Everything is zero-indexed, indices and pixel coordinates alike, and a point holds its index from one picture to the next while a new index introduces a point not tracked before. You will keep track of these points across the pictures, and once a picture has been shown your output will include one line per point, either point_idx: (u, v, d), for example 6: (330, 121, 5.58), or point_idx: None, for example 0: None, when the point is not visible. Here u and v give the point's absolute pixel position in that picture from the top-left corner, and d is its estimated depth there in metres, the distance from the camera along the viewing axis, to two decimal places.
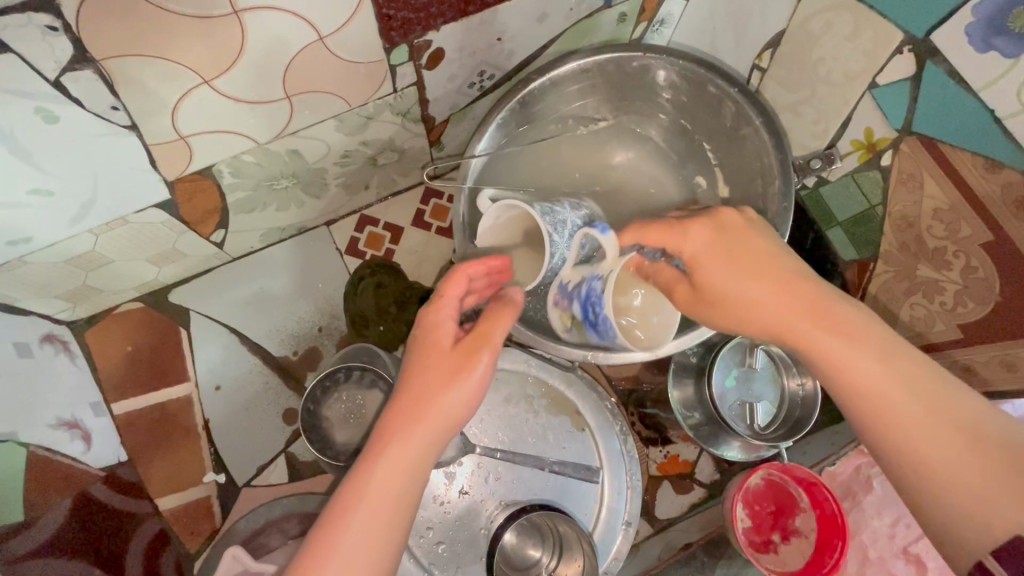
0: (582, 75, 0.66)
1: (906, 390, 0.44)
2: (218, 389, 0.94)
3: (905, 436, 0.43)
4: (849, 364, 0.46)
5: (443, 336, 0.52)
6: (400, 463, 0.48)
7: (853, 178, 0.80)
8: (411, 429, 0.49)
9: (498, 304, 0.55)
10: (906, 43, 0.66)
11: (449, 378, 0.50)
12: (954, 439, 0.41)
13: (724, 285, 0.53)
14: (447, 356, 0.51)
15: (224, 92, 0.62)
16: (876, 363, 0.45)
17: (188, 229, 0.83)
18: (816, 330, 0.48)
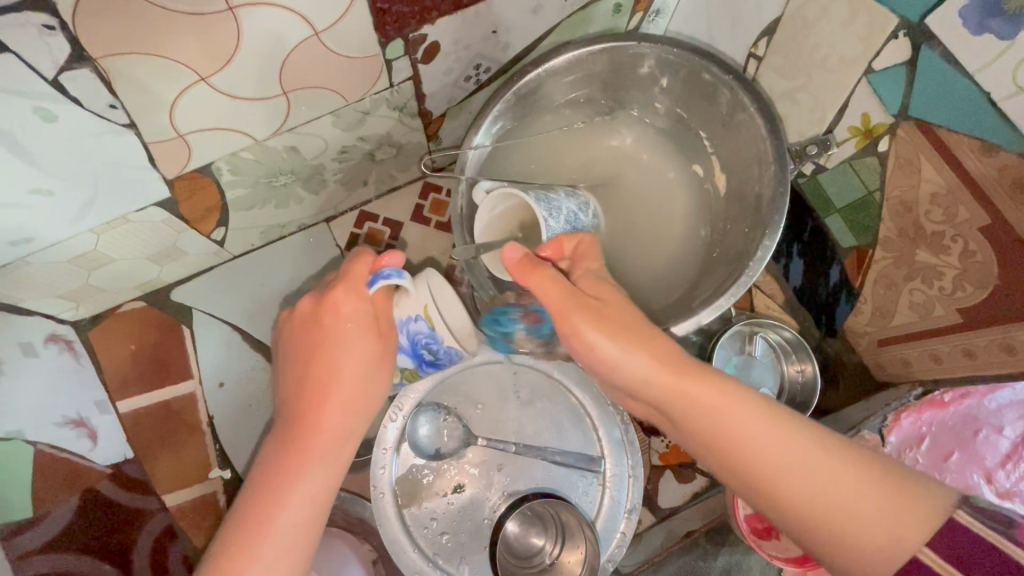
0: (577, 66, 0.66)
1: (784, 441, 0.52)
2: (221, 385, 0.95)
3: (790, 479, 0.51)
4: (738, 430, 0.52)
5: (347, 323, 0.61)
6: (333, 431, 0.59)
7: (850, 164, 0.80)
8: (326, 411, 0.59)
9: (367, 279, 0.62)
10: (902, 27, 0.65)
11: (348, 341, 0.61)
12: (834, 472, 0.50)
13: (611, 352, 0.55)
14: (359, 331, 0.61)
15: (221, 89, 0.62)
16: (768, 423, 0.52)
17: (188, 227, 0.83)
18: (712, 405, 0.53)
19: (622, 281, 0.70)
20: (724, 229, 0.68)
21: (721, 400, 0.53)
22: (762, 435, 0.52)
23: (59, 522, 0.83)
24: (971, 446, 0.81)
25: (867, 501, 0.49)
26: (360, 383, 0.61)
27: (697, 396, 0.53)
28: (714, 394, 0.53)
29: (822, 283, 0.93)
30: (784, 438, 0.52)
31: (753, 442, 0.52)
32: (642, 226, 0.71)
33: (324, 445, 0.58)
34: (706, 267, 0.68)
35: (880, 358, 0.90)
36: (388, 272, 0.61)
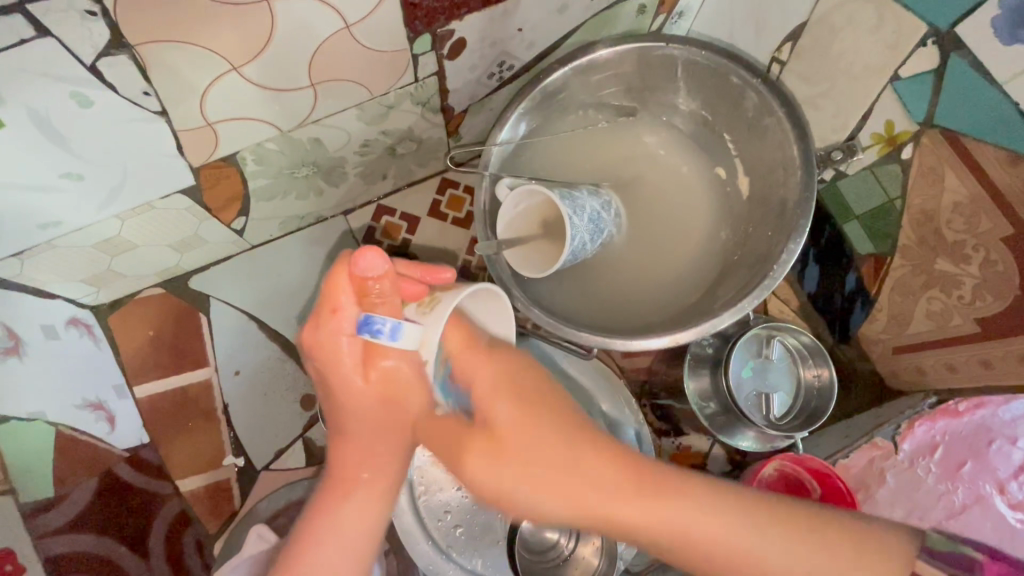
0: (604, 66, 0.66)
1: (715, 512, 0.46)
2: (237, 374, 0.96)
3: (730, 553, 0.46)
4: (545, 479, 0.50)
5: (348, 369, 0.51)
6: (367, 460, 0.55)
7: (872, 171, 0.80)
8: (356, 439, 0.55)
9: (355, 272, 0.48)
10: (930, 36, 0.66)
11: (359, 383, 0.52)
12: (697, 503, 0.47)
13: (503, 464, 0.51)
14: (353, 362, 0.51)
15: (252, 79, 0.63)
16: (597, 460, 0.50)
17: (210, 215, 0.84)
18: (557, 454, 0.51)
19: (641, 282, 0.70)
20: (749, 232, 0.67)
21: (539, 446, 0.51)
22: (570, 473, 0.49)
23: (77, 504, 0.83)
24: (985, 456, 0.80)
25: (729, 531, 0.46)
26: (384, 415, 0.53)
27: (529, 448, 0.51)
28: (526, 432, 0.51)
29: (837, 290, 0.92)
30: (623, 486, 0.48)
31: (595, 497, 0.48)
32: (663, 227, 0.71)
33: (369, 477, 0.56)
34: (726, 270, 0.68)
35: (894, 366, 0.91)
36: (377, 323, 0.48)
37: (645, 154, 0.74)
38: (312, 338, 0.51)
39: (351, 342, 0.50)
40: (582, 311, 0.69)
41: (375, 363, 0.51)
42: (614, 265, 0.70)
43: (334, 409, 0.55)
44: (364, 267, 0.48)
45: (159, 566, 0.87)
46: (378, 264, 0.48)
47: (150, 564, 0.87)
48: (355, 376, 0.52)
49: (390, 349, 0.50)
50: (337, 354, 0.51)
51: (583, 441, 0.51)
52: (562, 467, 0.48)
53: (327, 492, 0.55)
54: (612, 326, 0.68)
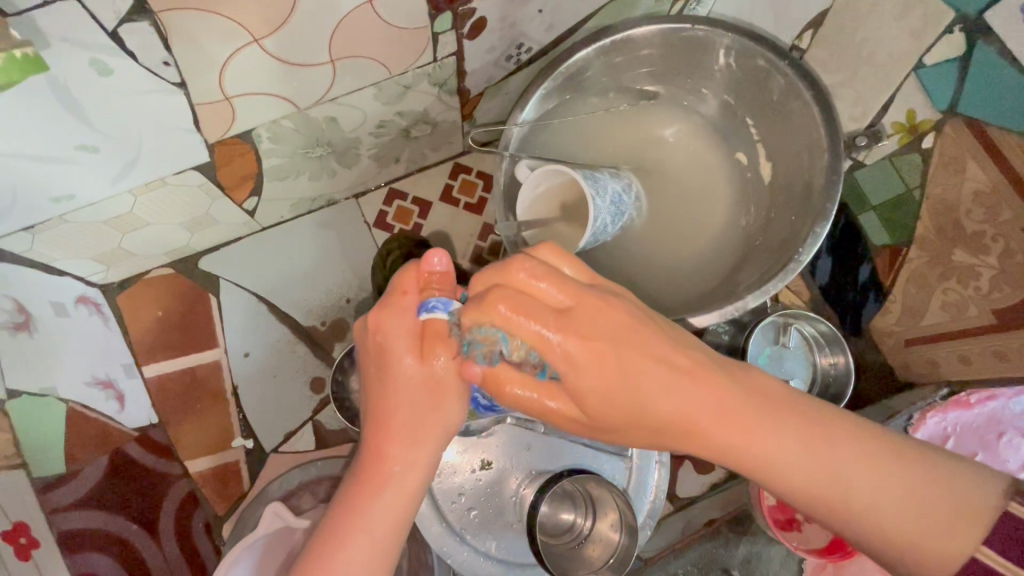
0: (630, 48, 0.66)
1: (793, 442, 0.45)
2: (247, 356, 0.95)
3: (771, 472, 0.45)
4: (761, 466, 0.46)
5: (401, 350, 0.49)
6: (408, 458, 0.50)
7: (891, 161, 0.79)
8: (393, 432, 0.49)
9: (416, 270, 0.50)
10: (958, 22, 0.67)
11: (402, 369, 0.49)
12: (826, 459, 0.45)
13: (576, 384, 0.46)
14: (408, 347, 0.49)
15: (271, 52, 0.62)
16: (784, 443, 0.45)
17: (223, 194, 0.83)
18: (655, 385, 0.45)
19: (663, 266, 0.70)
20: (770, 219, 0.67)
21: (729, 430, 0.45)
22: (790, 452, 0.45)
23: (89, 480, 0.85)
24: (994, 448, 0.80)
25: (903, 519, 0.44)
26: (423, 409, 0.50)
27: (715, 431, 0.45)
28: (723, 426, 0.45)
29: (850, 284, 0.91)
30: (786, 436, 0.45)
31: (787, 476, 0.45)
32: (685, 213, 0.70)
33: (408, 473, 0.50)
34: (748, 255, 0.67)
35: (906, 358, 0.89)
36: (434, 302, 0.48)
37: (670, 141, 0.73)
38: (375, 319, 0.50)
39: (415, 325, 0.49)
40: None
41: (431, 351, 0.49)
42: (636, 248, 0.70)
43: (369, 403, 0.51)
44: (432, 263, 0.49)
45: (171, 547, 0.88)
46: (440, 262, 0.49)
47: (162, 546, 0.88)
48: (408, 356, 0.49)
49: (449, 336, 0.48)
50: (397, 333, 0.49)
51: (659, 365, 0.45)
52: (662, 394, 0.45)
53: (354, 490, 0.49)
54: None
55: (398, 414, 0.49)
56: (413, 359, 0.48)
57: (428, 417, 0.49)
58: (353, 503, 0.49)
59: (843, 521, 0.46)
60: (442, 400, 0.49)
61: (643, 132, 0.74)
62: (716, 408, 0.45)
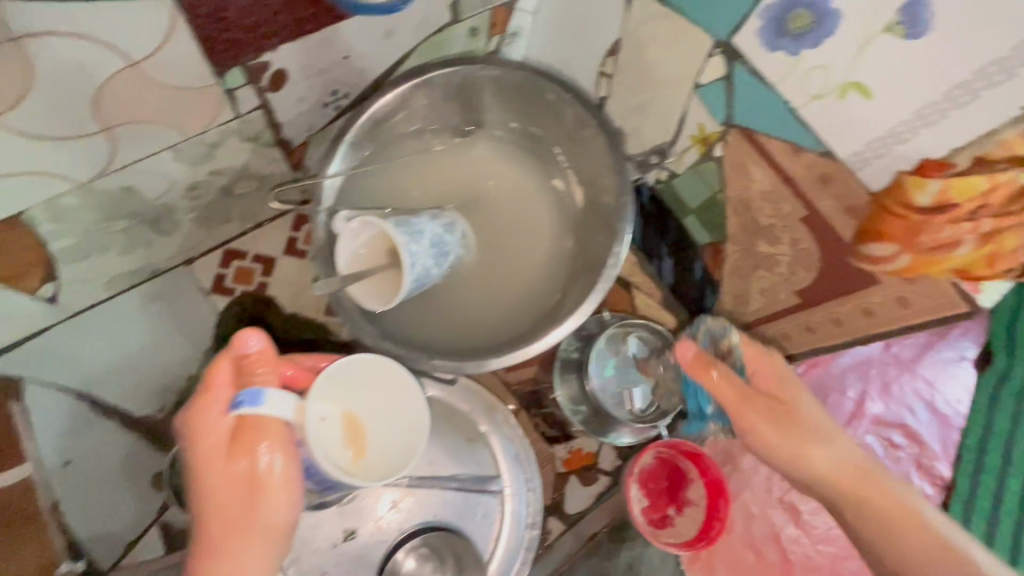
0: (428, 91, 0.67)
1: (768, 425, 0.74)
2: (67, 465, 0.84)
3: (776, 454, 0.74)
4: (822, 432, 0.73)
5: (214, 444, 0.57)
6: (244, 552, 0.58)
7: (696, 169, 0.88)
8: (215, 522, 0.57)
9: (231, 360, 0.59)
10: (716, 46, 0.72)
11: (219, 469, 0.57)
12: (830, 454, 0.72)
13: (720, 394, 0.76)
14: (222, 440, 0.57)
15: (18, 128, 0.55)
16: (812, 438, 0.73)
17: (7, 289, 0.72)
18: (752, 413, 0.75)
19: (499, 297, 0.70)
20: (587, 239, 0.71)
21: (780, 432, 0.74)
22: (812, 416, 0.74)
23: None
24: (826, 407, 0.97)
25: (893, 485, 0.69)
26: (241, 497, 0.57)
27: (760, 417, 0.75)
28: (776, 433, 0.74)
29: (689, 279, 1.03)
30: (781, 427, 0.74)
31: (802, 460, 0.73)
32: (512, 244, 0.72)
33: (233, 560, 0.58)
34: (574, 276, 0.70)
35: (746, 341, 1.00)
36: (243, 396, 0.54)
37: (492, 176, 0.74)
38: (188, 417, 0.57)
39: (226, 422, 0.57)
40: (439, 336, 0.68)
41: (239, 444, 0.57)
42: (469, 285, 0.70)
43: (196, 501, 0.58)
44: (246, 349, 0.59)
45: None
46: (256, 344, 0.59)
47: None
48: (222, 451, 0.57)
49: (261, 427, 0.56)
50: (210, 429, 0.57)
51: (737, 394, 0.76)
52: (746, 403, 0.76)
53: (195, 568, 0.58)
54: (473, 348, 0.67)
55: (227, 510, 0.57)
56: (235, 463, 0.57)
57: (245, 507, 0.57)
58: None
59: (851, 503, 0.69)
60: (261, 499, 0.57)
61: (462, 169, 0.74)
62: (750, 408, 0.76)
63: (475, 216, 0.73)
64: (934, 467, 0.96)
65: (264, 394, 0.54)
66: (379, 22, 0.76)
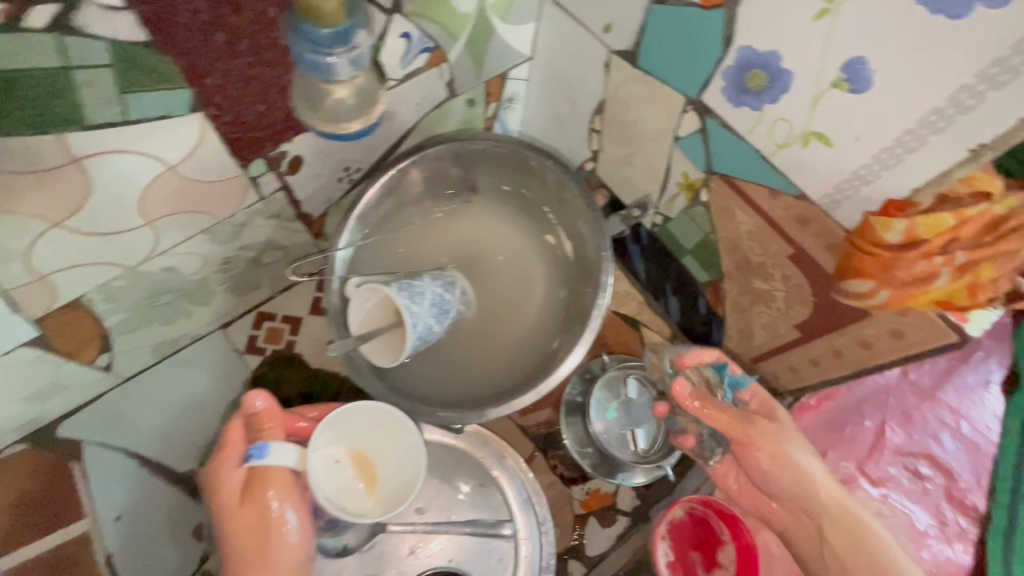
0: (423, 164, 0.75)
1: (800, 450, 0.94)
2: (119, 519, 0.90)
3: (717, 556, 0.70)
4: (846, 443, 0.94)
5: (234, 494, 0.60)
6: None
7: (687, 213, 0.92)
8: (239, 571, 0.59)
9: (239, 420, 0.62)
10: (688, 103, 0.77)
11: (230, 517, 0.59)
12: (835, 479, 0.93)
13: None
14: (238, 494, 0.60)
15: (80, 230, 0.65)
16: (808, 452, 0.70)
17: (67, 359, 0.82)
18: (821, 430, 0.95)
19: (499, 350, 0.75)
20: (577, 289, 0.75)
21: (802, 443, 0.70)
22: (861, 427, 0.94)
23: None
24: (842, 439, 0.95)
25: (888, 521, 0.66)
26: (256, 544, 0.59)
27: (823, 430, 0.95)
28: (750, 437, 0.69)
29: (696, 315, 1.05)
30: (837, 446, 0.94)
31: (780, 481, 0.69)
32: (509, 298, 0.77)
33: None
34: (568, 326, 0.74)
35: (757, 375, 1.01)
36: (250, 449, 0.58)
37: (495, 237, 0.80)
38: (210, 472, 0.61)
39: (238, 475, 0.60)
40: (443, 388, 0.73)
41: (251, 495, 0.59)
42: (468, 338, 0.75)
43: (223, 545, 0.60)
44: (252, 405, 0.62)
45: None
46: (263, 403, 0.62)
47: None
48: (237, 502, 0.59)
49: (267, 478, 0.59)
50: (227, 485, 0.60)
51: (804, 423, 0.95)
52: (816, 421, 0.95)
53: None
54: (474, 398, 0.72)
55: (234, 550, 0.60)
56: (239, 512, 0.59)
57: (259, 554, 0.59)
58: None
59: None
60: (265, 549, 0.59)
61: (459, 234, 0.80)
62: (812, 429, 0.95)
63: (474, 275, 0.78)
64: (968, 498, 0.92)
65: (268, 445, 0.58)
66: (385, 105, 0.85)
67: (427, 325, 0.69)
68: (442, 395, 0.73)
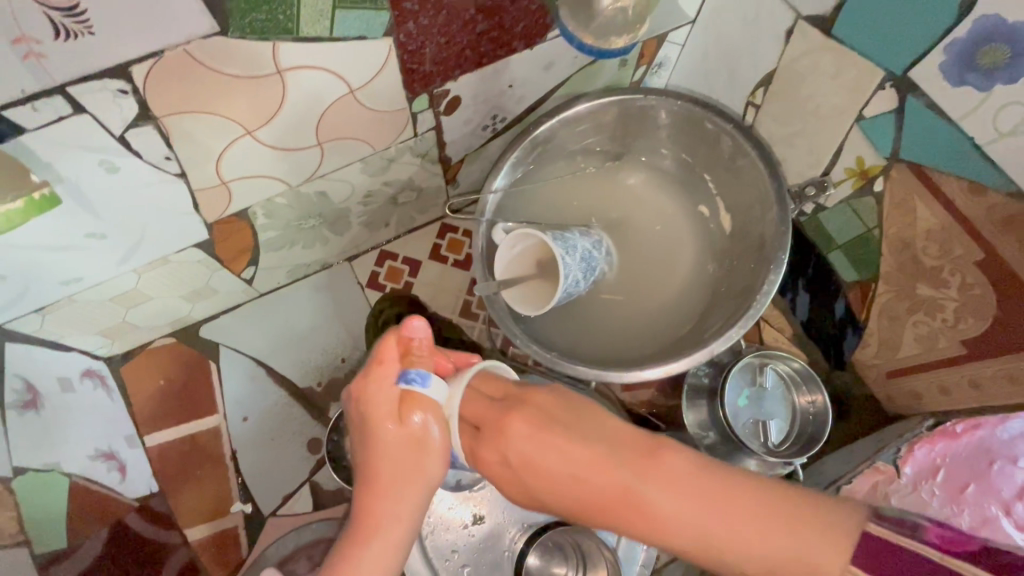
0: (589, 117, 0.71)
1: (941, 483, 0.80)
2: (245, 420, 0.97)
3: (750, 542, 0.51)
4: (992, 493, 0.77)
5: (386, 413, 0.56)
6: (388, 509, 0.56)
7: (848, 204, 0.85)
8: (383, 490, 0.56)
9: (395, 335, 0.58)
10: (888, 79, 0.71)
11: (389, 427, 0.56)
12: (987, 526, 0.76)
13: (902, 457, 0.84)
14: (390, 414, 0.56)
15: (264, 142, 0.68)
16: (692, 477, 0.53)
17: (222, 267, 0.88)
18: (971, 465, 0.79)
19: (636, 315, 0.74)
20: (732, 266, 0.72)
21: (643, 474, 0.54)
22: None
23: (90, 552, 0.82)
24: (990, 477, 0.76)
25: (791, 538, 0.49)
26: (404, 467, 0.56)
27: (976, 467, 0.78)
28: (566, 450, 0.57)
29: (828, 317, 0.97)
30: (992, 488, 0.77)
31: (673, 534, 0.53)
32: (653, 265, 0.75)
33: (394, 524, 0.56)
34: (715, 302, 0.72)
35: (890, 390, 0.93)
36: (413, 374, 0.56)
37: (645, 204, 0.77)
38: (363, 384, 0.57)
39: (394, 392, 0.56)
40: (577, 346, 0.73)
41: (409, 415, 0.56)
42: (608, 299, 0.74)
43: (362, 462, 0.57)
44: (410, 329, 0.57)
45: None
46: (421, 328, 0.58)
47: None
48: (390, 422, 0.56)
49: (427, 403, 0.56)
50: (381, 402, 0.56)
51: (948, 452, 0.81)
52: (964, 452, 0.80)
53: (354, 538, 0.55)
54: (610, 361, 0.70)
55: (383, 461, 0.57)
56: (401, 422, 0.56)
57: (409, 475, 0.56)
58: (360, 539, 0.55)
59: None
60: (416, 469, 0.56)
61: (607, 194, 0.78)
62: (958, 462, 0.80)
63: (620, 237, 0.76)
64: None
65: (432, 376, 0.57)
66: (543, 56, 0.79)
67: (578, 276, 0.69)
68: (577, 352, 0.72)
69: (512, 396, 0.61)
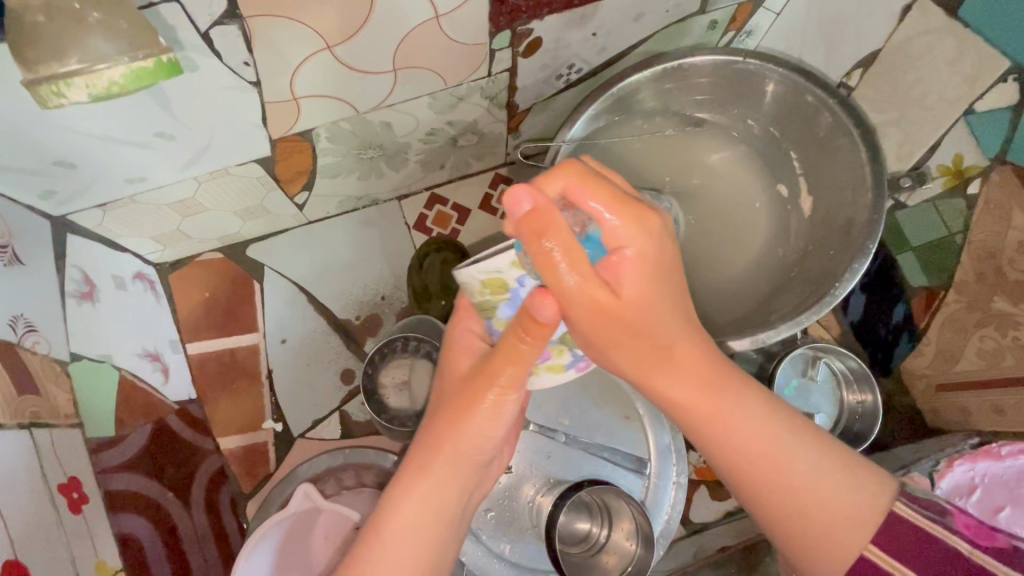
0: (681, 75, 0.67)
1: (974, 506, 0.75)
2: (283, 343, 0.98)
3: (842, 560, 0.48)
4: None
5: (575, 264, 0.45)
6: (420, 507, 0.52)
7: (936, 204, 0.83)
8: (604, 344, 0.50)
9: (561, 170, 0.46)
10: (1013, 71, 0.71)
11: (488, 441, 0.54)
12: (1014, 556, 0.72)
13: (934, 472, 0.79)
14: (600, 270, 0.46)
15: (342, 59, 0.65)
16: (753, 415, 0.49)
17: (278, 187, 0.87)
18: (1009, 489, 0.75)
19: (696, 286, 0.72)
20: (809, 250, 0.68)
21: (699, 389, 0.50)
22: None
23: (134, 446, 0.81)
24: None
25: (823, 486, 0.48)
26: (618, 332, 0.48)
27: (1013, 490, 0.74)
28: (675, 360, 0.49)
29: (883, 321, 0.91)
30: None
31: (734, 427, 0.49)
32: (721, 239, 0.72)
33: (469, 442, 0.54)
34: (783, 285, 0.69)
35: (934, 403, 0.89)
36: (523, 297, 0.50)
37: (716, 173, 0.73)
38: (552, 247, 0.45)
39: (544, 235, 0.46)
40: None
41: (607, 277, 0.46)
42: None
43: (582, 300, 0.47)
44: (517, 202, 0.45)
45: (199, 516, 0.87)
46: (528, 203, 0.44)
47: (191, 513, 0.86)
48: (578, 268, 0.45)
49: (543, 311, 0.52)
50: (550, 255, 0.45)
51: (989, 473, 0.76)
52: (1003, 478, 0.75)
53: (428, 452, 0.54)
54: None
55: (438, 460, 0.53)
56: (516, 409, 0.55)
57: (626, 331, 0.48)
58: (415, 467, 0.53)
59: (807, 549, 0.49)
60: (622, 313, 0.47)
61: (680, 158, 0.74)
62: (995, 487, 0.76)
63: (690, 209, 0.73)
64: None
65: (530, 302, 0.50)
66: (635, 4, 0.72)
67: None
68: None
69: (605, 301, 0.46)
